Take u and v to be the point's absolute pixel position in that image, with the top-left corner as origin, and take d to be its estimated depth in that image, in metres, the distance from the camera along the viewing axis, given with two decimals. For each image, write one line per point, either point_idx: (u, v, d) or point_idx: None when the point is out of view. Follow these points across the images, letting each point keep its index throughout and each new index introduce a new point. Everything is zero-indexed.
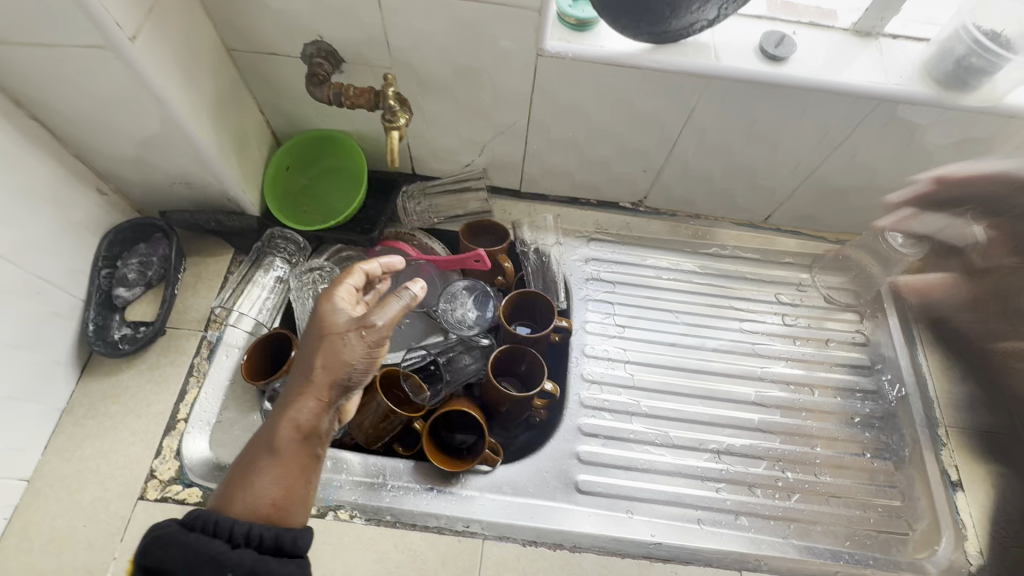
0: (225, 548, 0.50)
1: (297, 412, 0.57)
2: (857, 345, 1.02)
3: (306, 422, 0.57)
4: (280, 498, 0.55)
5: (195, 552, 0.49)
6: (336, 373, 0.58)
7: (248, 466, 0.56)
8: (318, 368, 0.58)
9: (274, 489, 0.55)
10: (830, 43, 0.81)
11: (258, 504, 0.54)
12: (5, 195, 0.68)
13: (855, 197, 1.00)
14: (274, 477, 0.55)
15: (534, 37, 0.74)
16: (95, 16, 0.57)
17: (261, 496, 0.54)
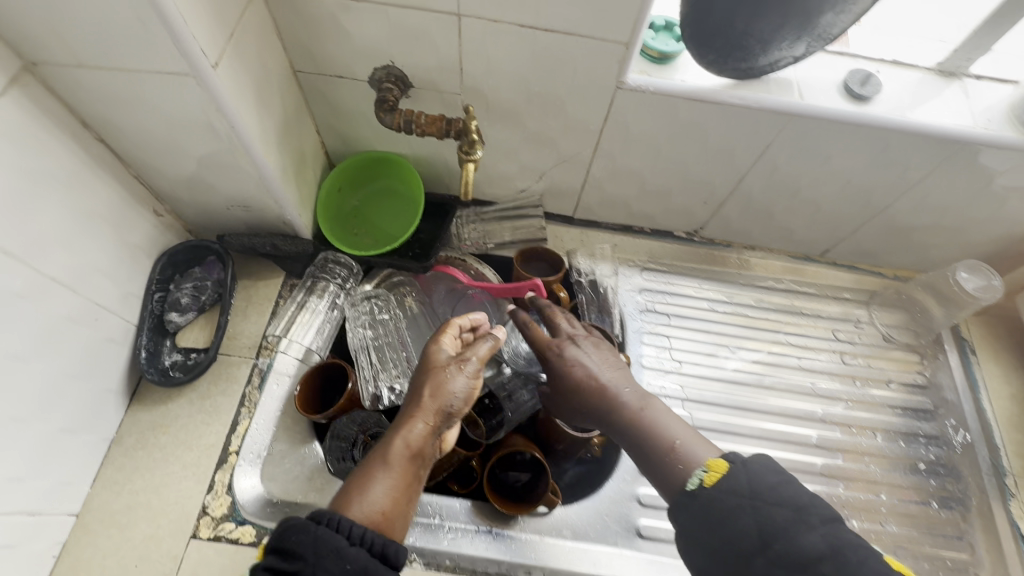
0: (347, 544, 0.50)
1: (409, 430, 0.60)
2: (918, 387, 0.99)
3: (416, 441, 0.60)
4: (388, 510, 0.56)
5: (321, 545, 0.48)
6: (443, 400, 0.62)
7: (363, 477, 0.57)
8: (425, 395, 0.62)
9: (384, 500, 0.56)
10: (913, 84, 0.79)
11: (370, 513, 0.54)
12: (70, 220, 0.66)
13: (921, 236, 0.97)
14: (386, 487, 0.56)
15: (618, 70, 0.72)
16: (183, 44, 0.55)
17: (374, 505, 0.55)
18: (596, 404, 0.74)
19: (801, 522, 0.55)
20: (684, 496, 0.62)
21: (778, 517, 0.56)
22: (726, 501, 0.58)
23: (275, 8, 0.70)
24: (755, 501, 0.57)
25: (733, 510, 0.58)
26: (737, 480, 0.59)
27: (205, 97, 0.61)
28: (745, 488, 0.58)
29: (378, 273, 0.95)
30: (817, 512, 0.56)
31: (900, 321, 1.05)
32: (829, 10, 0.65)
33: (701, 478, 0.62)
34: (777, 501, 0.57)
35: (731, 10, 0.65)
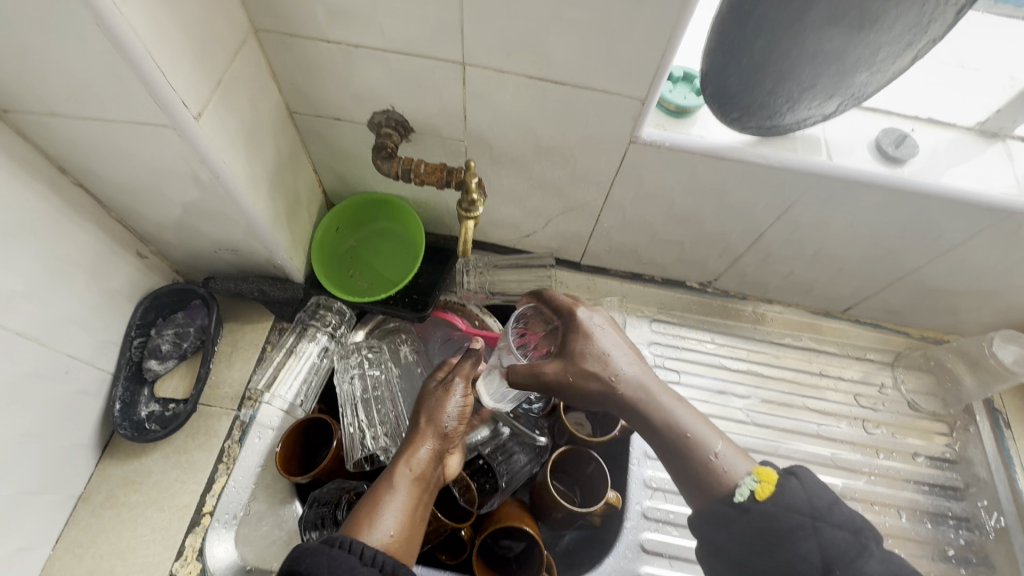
0: (359, 563, 0.51)
1: (410, 455, 0.67)
2: (946, 462, 0.92)
3: (417, 464, 0.66)
4: (401, 531, 0.60)
5: (333, 565, 0.50)
6: (440, 423, 0.70)
7: (372, 502, 0.62)
8: (423, 419, 0.70)
9: (396, 521, 0.60)
10: (951, 146, 0.74)
11: (383, 535, 0.59)
12: (41, 270, 0.62)
13: (952, 300, 0.91)
14: (394, 508, 0.61)
15: (630, 125, 0.67)
16: (161, 96, 0.51)
17: (386, 528, 0.60)
18: (612, 402, 0.68)
19: (863, 546, 0.57)
20: (728, 510, 0.61)
21: (838, 538, 0.57)
22: (784, 519, 0.58)
23: (269, 51, 0.66)
24: (817, 521, 0.58)
25: (794, 529, 0.58)
26: (796, 497, 0.59)
27: (187, 148, 0.58)
28: (807, 509, 0.59)
29: (372, 319, 0.91)
30: (869, 535, 0.58)
31: (927, 387, 0.98)
32: (865, 69, 0.59)
33: (751, 490, 0.61)
34: (837, 523, 0.58)
35: (754, 70, 0.59)
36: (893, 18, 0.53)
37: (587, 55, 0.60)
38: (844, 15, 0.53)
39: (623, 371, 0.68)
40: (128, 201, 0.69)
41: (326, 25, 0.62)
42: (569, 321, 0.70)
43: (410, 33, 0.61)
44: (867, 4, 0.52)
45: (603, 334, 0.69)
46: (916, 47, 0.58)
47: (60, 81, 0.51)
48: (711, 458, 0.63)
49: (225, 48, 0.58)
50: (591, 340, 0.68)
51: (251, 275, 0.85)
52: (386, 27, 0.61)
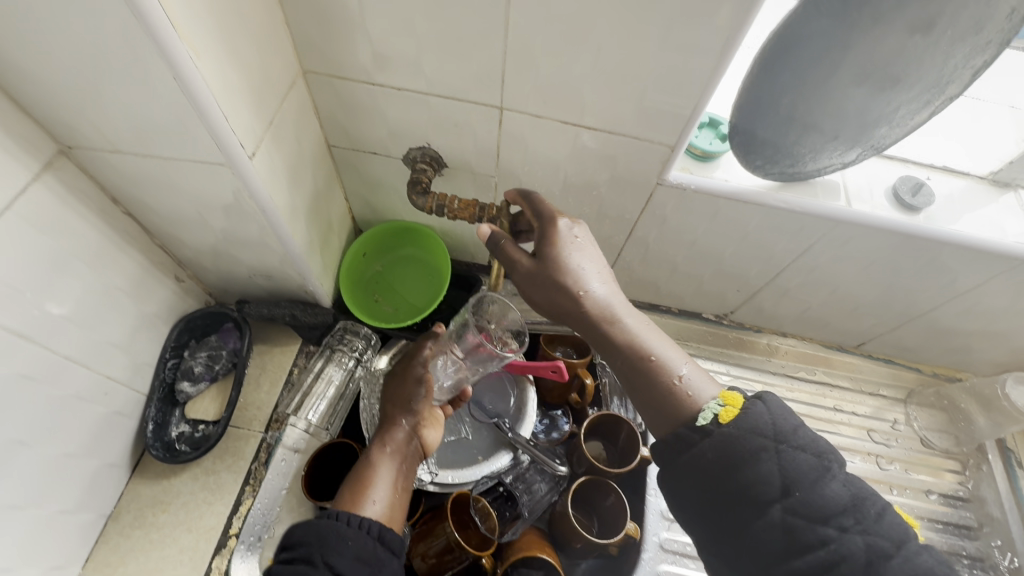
0: (347, 527, 0.53)
1: (386, 436, 0.67)
2: (959, 500, 0.93)
3: (395, 442, 0.66)
4: (389, 502, 0.61)
5: (323, 533, 0.52)
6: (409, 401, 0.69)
7: (354, 483, 0.62)
8: (392, 406, 0.70)
9: (382, 494, 0.61)
10: (965, 194, 0.76)
11: (372, 506, 0.59)
12: (90, 296, 0.65)
13: (964, 339, 0.93)
14: (379, 483, 0.62)
15: (657, 169, 0.70)
16: (220, 139, 0.54)
17: (374, 501, 0.60)
18: (578, 318, 0.62)
19: (825, 471, 0.49)
20: (689, 435, 0.53)
21: (802, 462, 0.49)
22: (748, 443, 0.50)
23: (315, 90, 0.70)
24: (781, 445, 0.50)
25: (756, 454, 0.49)
26: (759, 419, 0.51)
27: (238, 184, 0.60)
28: (771, 433, 0.50)
29: (397, 343, 0.91)
30: (833, 458, 0.50)
31: (939, 424, 1.00)
32: (885, 124, 0.61)
33: (714, 413, 0.53)
34: (798, 444, 0.50)
35: (783, 120, 0.62)
36: (915, 78, 0.55)
37: (620, 105, 0.63)
38: (870, 74, 0.56)
39: (600, 294, 0.62)
40: (172, 230, 0.72)
41: (373, 69, 0.65)
42: (546, 234, 0.63)
43: (452, 79, 0.64)
44: (892, 65, 0.54)
45: (579, 254, 0.62)
46: (934, 105, 0.59)
47: (126, 122, 0.54)
48: (675, 383, 0.57)
49: (278, 91, 0.62)
50: (568, 251, 0.62)
51: (282, 300, 0.88)
52: (429, 74, 0.64)
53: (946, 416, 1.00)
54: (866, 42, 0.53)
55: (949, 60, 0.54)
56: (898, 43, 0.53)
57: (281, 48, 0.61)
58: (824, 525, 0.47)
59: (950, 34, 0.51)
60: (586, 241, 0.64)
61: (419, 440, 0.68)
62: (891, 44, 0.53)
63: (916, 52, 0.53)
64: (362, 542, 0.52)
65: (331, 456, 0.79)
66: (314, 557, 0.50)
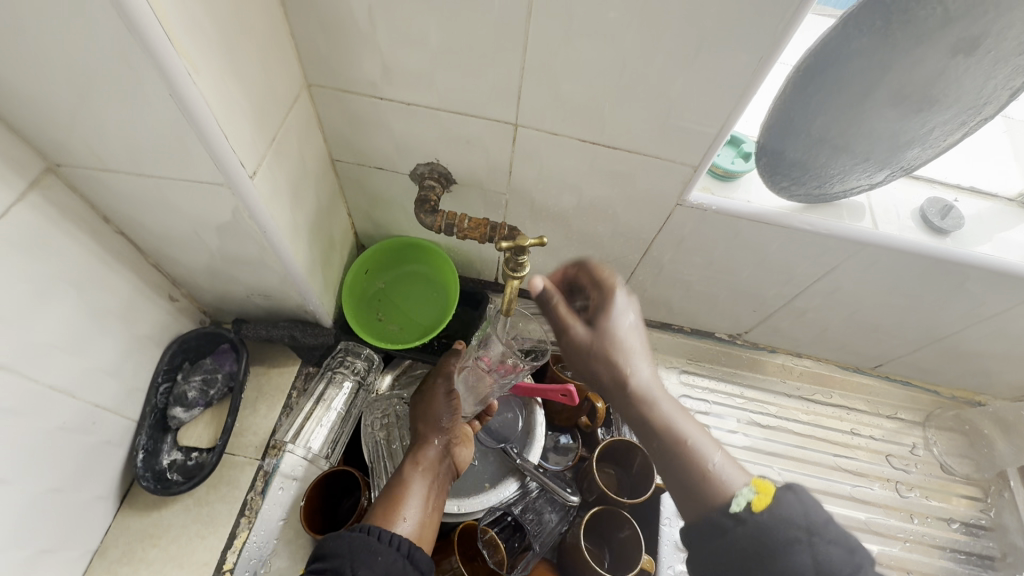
0: (378, 542, 0.51)
1: (419, 453, 0.66)
2: (979, 529, 0.91)
3: (427, 460, 0.66)
4: (421, 519, 0.60)
5: (355, 545, 0.50)
6: (437, 418, 0.69)
7: (388, 499, 0.61)
8: (421, 423, 0.70)
9: (414, 512, 0.60)
10: (994, 216, 0.74)
11: (404, 524, 0.58)
12: (78, 321, 0.61)
13: (986, 363, 0.90)
14: (412, 500, 0.61)
15: (678, 189, 0.68)
16: (220, 160, 0.50)
17: (406, 519, 0.59)
18: (615, 393, 0.62)
19: (858, 568, 0.44)
20: (725, 523, 0.49)
21: (835, 556, 0.45)
22: (780, 534, 0.46)
23: (319, 103, 0.66)
24: (814, 537, 0.46)
25: (787, 544, 0.46)
26: (792, 509, 0.47)
27: (238, 206, 0.57)
28: (804, 522, 0.46)
29: (399, 364, 0.87)
30: (865, 554, 0.46)
31: (958, 449, 0.97)
32: (918, 146, 0.58)
33: (748, 500, 0.49)
34: (831, 538, 0.46)
35: (812, 141, 0.60)
36: (953, 100, 0.53)
37: (642, 124, 0.60)
38: (907, 96, 0.53)
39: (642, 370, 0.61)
40: (166, 249, 0.68)
41: (382, 83, 0.62)
42: (603, 300, 0.62)
43: (465, 95, 0.61)
44: (931, 86, 0.52)
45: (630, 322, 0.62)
46: (970, 126, 0.57)
47: (119, 141, 0.50)
48: (710, 466, 0.54)
49: (281, 105, 0.58)
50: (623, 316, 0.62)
51: (281, 320, 0.84)
52: (442, 89, 0.61)
53: (966, 440, 0.97)
54: (905, 62, 0.51)
55: (989, 81, 0.51)
56: (939, 64, 0.50)
57: (285, 60, 0.58)
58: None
59: (994, 54, 0.49)
60: (635, 318, 0.63)
61: (450, 459, 0.68)
62: (931, 66, 0.50)
63: (956, 73, 0.50)
64: (393, 560, 0.50)
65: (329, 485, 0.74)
66: (344, 568, 0.48)
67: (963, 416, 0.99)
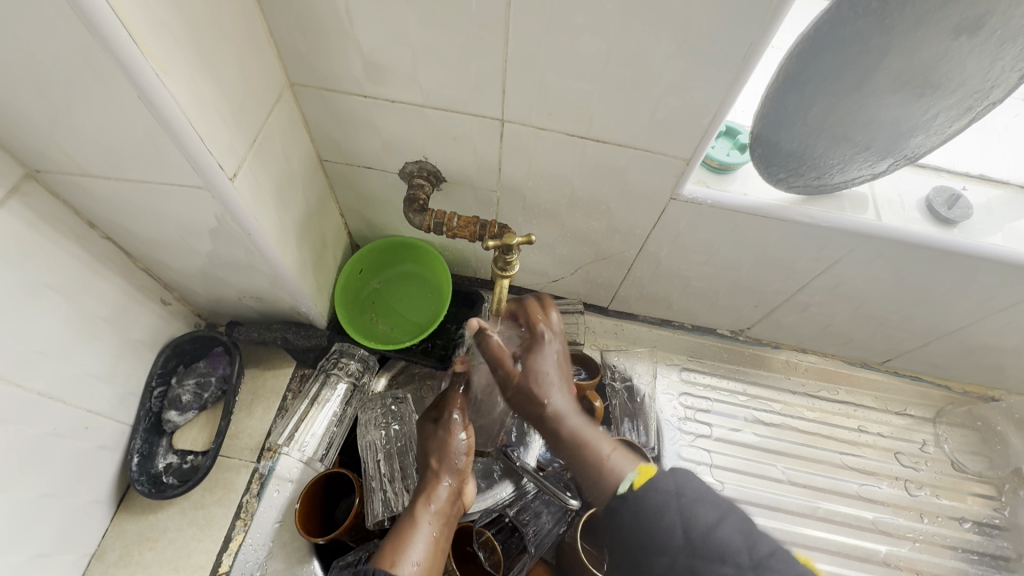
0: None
1: (430, 492, 0.67)
2: (993, 528, 0.88)
3: (438, 500, 0.66)
4: (428, 565, 0.59)
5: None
6: (451, 455, 0.70)
7: (396, 538, 0.61)
8: (433, 460, 0.70)
9: (422, 556, 0.59)
10: (1006, 205, 0.71)
11: (410, 568, 0.57)
12: (65, 328, 0.61)
13: (1000, 357, 0.87)
14: (418, 540, 0.60)
15: (672, 183, 0.66)
16: (197, 162, 0.49)
17: (413, 562, 0.58)
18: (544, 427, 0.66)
19: (724, 518, 0.51)
20: (615, 504, 0.55)
21: (702, 514, 0.51)
22: (653, 501, 0.52)
23: (304, 104, 0.66)
24: (682, 497, 0.52)
25: (659, 509, 0.52)
26: (664, 482, 0.54)
27: (220, 209, 0.56)
28: (672, 489, 0.53)
29: (396, 364, 0.88)
30: (732, 509, 0.52)
31: (970, 445, 0.94)
32: (922, 133, 0.56)
33: (630, 481, 0.55)
34: (700, 498, 0.52)
35: (810, 131, 0.57)
36: (957, 84, 0.50)
37: (630, 116, 0.58)
38: (908, 82, 0.50)
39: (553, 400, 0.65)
40: (155, 254, 0.68)
41: (365, 81, 0.61)
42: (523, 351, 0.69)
43: (449, 90, 0.60)
44: (933, 71, 0.49)
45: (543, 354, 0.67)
46: (976, 111, 0.54)
47: (96, 146, 0.50)
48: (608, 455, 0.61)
49: (262, 106, 0.57)
50: (540, 360, 0.66)
51: (274, 322, 0.84)
52: (425, 84, 0.60)
53: (979, 437, 0.95)
54: (905, 45, 0.48)
55: (996, 63, 0.48)
56: (941, 47, 0.47)
57: (265, 60, 0.57)
58: (722, 567, 0.48)
59: (1000, 34, 0.46)
60: (546, 337, 0.68)
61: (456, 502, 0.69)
62: (931, 50, 0.48)
63: (959, 56, 0.48)
64: None
65: (325, 489, 0.73)
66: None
67: (975, 412, 0.96)
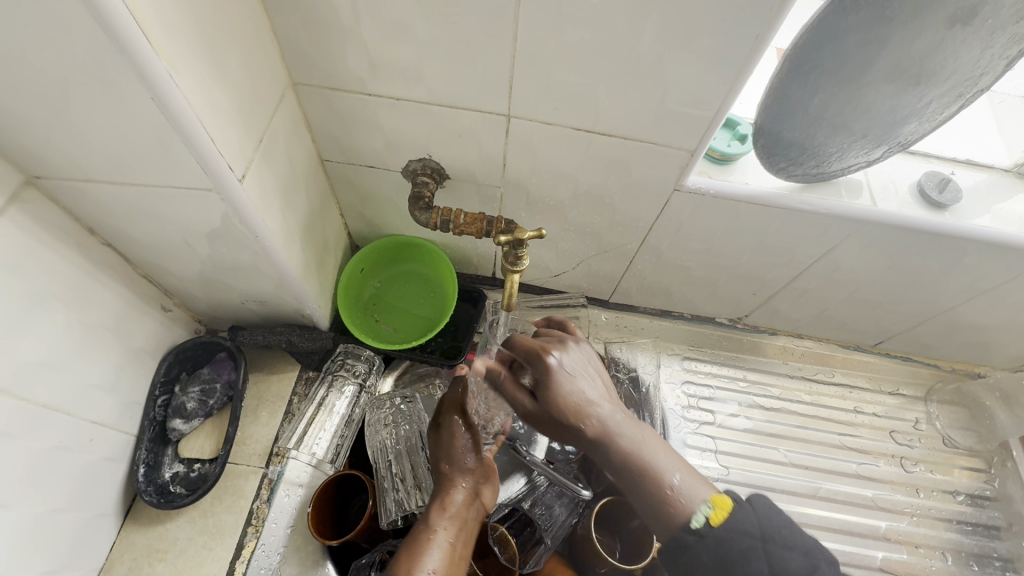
0: None
1: (446, 499, 0.62)
2: (985, 500, 0.92)
3: (455, 505, 0.62)
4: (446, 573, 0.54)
5: None
6: (460, 459, 0.66)
7: (410, 550, 0.56)
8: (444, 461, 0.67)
9: (439, 562, 0.55)
10: (992, 186, 0.74)
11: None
12: (66, 337, 0.59)
13: (989, 334, 0.90)
14: (431, 554, 0.55)
15: (676, 174, 0.67)
16: (207, 163, 0.49)
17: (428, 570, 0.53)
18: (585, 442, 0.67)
19: (815, 568, 0.56)
20: (685, 538, 0.59)
21: (791, 563, 0.56)
22: (737, 541, 0.57)
23: (306, 102, 0.65)
24: (767, 544, 0.58)
25: (742, 545, 0.57)
26: (744, 518, 0.60)
27: (228, 211, 0.55)
28: (758, 531, 0.59)
29: (401, 364, 0.88)
30: (818, 554, 0.58)
31: (961, 421, 0.98)
32: (915, 120, 0.57)
33: (706, 515, 0.59)
34: (789, 546, 0.58)
35: (811, 121, 0.59)
36: (949, 72, 0.52)
37: (634, 111, 0.59)
38: (904, 71, 0.52)
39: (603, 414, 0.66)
40: (156, 260, 0.66)
41: (368, 78, 0.60)
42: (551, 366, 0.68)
43: (455, 87, 0.60)
44: (927, 60, 0.51)
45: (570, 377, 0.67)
46: (966, 98, 0.56)
47: (101, 150, 0.49)
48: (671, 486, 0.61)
49: (266, 106, 0.57)
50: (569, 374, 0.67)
51: (278, 325, 0.83)
52: (431, 81, 0.60)
53: (969, 413, 0.98)
54: (902, 35, 0.49)
55: (986, 50, 0.50)
56: (935, 36, 0.49)
57: (269, 60, 0.56)
58: None
59: (991, 23, 0.48)
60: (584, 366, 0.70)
61: (479, 497, 0.64)
62: (926, 40, 0.49)
63: (953, 45, 0.49)
64: None
65: (336, 493, 0.72)
66: None
67: (962, 388, 0.99)
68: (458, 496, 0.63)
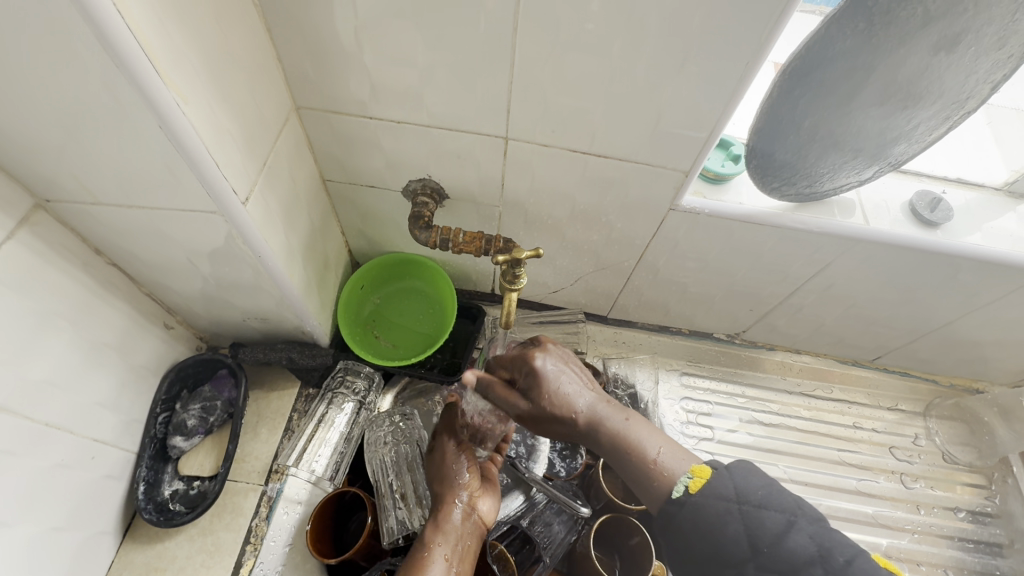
0: None
1: (443, 516, 0.61)
2: (986, 516, 0.91)
3: (451, 521, 0.60)
4: None
5: None
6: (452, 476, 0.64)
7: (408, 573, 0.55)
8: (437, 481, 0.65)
9: None
10: (983, 204, 0.75)
11: None
12: (71, 356, 0.60)
13: (986, 349, 0.90)
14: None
15: (671, 194, 0.68)
16: (212, 187, 0.50)
17: None
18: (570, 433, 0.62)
19: (793, 525, 0.47)
20: (668, 507, 0.51)
21: (768, 521, 0.47)
22: (715, 506, 0.48)
23: (309, 125, 0.66)
24: (744, 504, 0.48)
25: (720, 517, 0.48)
26: (723, 484, 0.49)
27: (231, 231, 0.56)
28: (733, 492, 0.49)
29: (400, 380, 0.88)
30: (802, 509, 0.48)
31: (960, 437, 0.98)
32: (904, 142, 0.59)
33: (685, 484, 0.51)
34: (764, 502, 0.48)
35: (803, 142, 0.60)
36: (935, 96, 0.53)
37: (628, 133, 0.61)
38: (892, 94, 0.53)
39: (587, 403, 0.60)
40: (160, 279, 0.68)
41: (370, 101, 0.62)
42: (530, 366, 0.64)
43: (454, 111, 0.61)
44: (914, 85, 0.52)
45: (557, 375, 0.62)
46: (953, 121, 0.57)
47: (109, 174, 0.50)
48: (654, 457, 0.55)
49: (270, 129, 0.58)
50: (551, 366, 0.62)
51: (278, 342, 0.83)
52: (431, 106, 0.61)
53: (968, 428, 0.98)
54: (889, 62, 0.51)
55: (971, 76, 0.51)
56: (921, 62, 0.50)
57: (273, 85, 0.58)
58: None
59: (974, 50, 0.49)
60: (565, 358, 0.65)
61: (477, 509, 0.63)
62: (912, 66, 0.51)
63: (939, 71, 0.51)
64: None
65: (335, 510, 0.72)
66: None
67: (960, 404, 1.00)
68: (454, 510, 0.61)
